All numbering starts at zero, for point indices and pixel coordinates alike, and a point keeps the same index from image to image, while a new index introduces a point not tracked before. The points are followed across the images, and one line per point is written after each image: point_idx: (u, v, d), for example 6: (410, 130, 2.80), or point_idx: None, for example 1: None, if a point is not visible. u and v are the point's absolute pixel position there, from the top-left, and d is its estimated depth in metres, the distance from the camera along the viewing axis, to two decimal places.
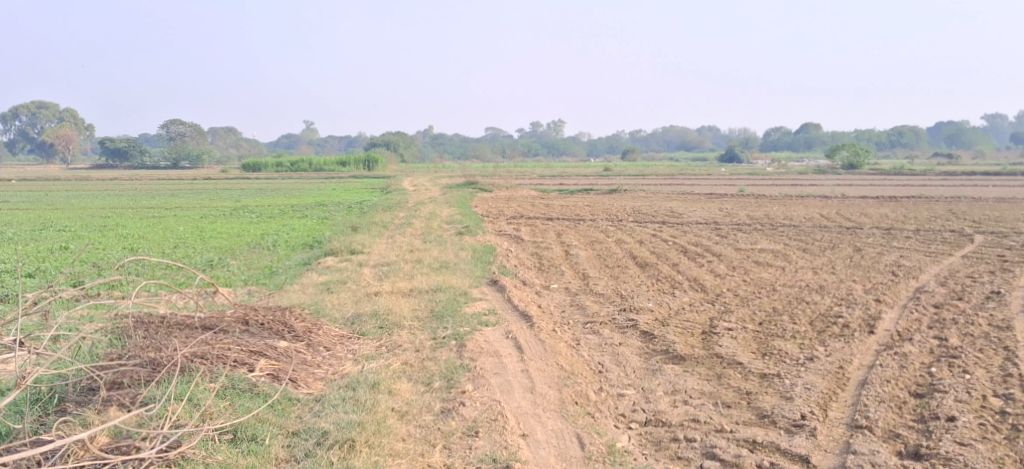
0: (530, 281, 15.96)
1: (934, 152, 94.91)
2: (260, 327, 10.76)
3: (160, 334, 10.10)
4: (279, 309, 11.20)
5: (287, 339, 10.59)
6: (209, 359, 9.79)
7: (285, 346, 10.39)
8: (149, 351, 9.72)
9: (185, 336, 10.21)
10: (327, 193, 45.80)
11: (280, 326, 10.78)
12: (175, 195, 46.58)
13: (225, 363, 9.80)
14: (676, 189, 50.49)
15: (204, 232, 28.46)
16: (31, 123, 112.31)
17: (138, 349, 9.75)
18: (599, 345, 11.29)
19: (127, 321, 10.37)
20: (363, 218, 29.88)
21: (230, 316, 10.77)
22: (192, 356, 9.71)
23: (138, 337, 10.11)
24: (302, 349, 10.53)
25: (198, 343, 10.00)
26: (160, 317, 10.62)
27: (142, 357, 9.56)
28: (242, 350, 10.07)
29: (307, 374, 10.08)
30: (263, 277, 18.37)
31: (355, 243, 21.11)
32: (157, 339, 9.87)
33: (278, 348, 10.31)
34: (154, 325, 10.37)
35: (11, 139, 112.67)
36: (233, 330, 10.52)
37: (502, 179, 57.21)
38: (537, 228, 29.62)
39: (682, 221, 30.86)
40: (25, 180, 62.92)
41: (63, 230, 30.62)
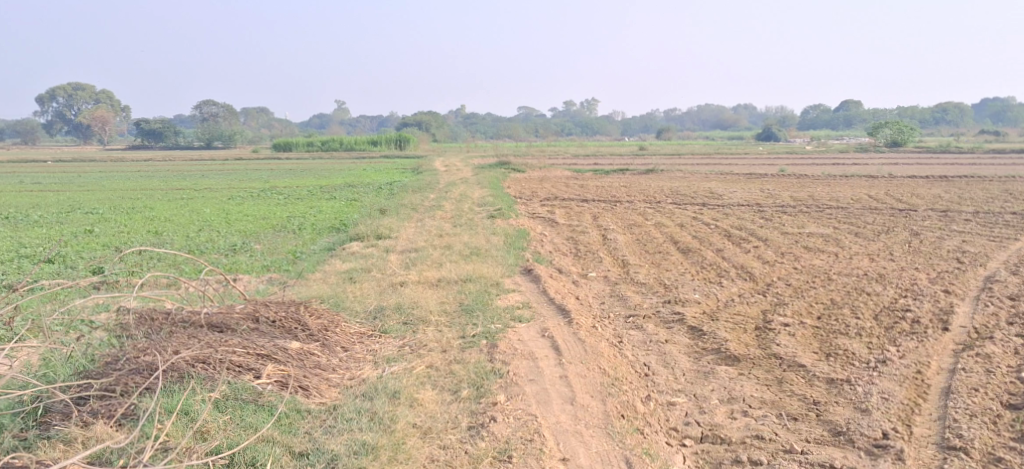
0: (566, 269, 15.00)
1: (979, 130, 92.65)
2: (272, 325, 9.98)
3: (163, 335, 9.45)
4: (294, 303, 10.43)
5: (300, 340, 9.78)
6: (211, 364, 9.11)
7: (296, 347, 9.61)
8: (147, 354, 9.14)
9: (190, 335, 9.55)
10: (358, 174, 45.03)
11: (293, 323, 10.00)
12: (206, 177, 46.12)
13: (228, 368, 9.12)
14: (716, 170, 49.22)
15: (231, 214, 27.76)
16: (67, 105, 112.80)
17: (137, 353, 9.20)
18: (644, 342, 10.33)
19: (130, 318, 9.78)
20: (392, 201, 28.98)
21: (240, 311, 10.04)
22: (192, 361, 9.07)
23: (139, 338, 9.52)
24: (316, 350, 9.73)
25: (201, 346, 9.33)
26: (167, 312, 9.98)
27: (138, 364, 9.00)
28: (248, 352, 9.32)
29: (320, 381, 9.32)
30: (286, 264, 17.59)
31: (383, 227, 20.26)
32: (158, 342, 9.27)
33: (289, 350, 9.52)
34: (159, 324, 9.75)
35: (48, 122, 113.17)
36: (243, 329, 9.79)
37: (535, 159, 56.20)
38: (572, 210, 28.65)
39: (723, 203, 29.72)
40: (58, 161, 62.91)
41: (90, 212, 30.04)
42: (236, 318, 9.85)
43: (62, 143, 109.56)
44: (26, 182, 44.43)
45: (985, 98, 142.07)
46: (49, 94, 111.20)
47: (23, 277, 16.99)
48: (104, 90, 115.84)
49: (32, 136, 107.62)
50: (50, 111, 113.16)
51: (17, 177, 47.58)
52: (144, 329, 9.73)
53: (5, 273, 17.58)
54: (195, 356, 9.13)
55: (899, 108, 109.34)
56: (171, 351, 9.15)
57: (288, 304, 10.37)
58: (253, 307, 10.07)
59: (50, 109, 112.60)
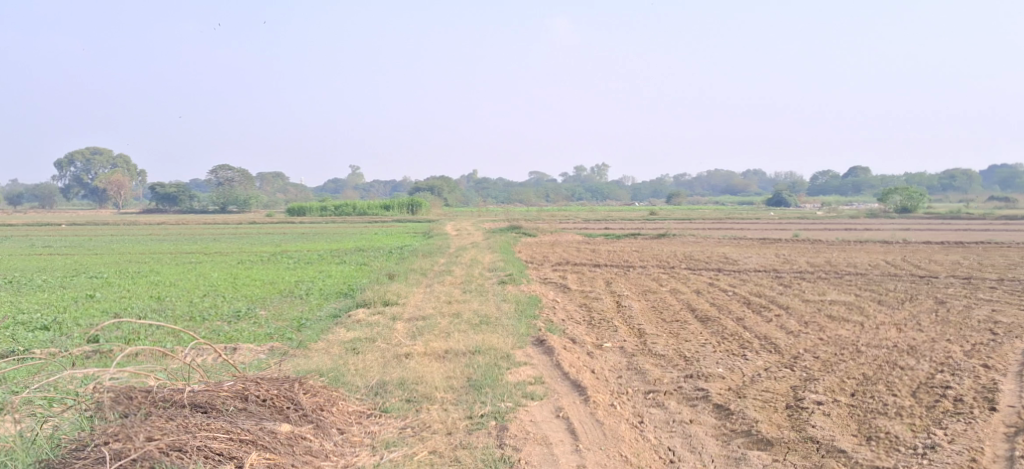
0: (580, 339, 14.27)
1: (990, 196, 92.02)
2: (262, 403, 9.37)
3: (138, 417, 8.87)
4: (288, 377, 9.83)
5: (291, 421, 9.16)
6: (188, 452, 8.51)
7: (286, 430, 8.99)
8: (119, 439, 8.57)
9: (169, 415, 8.97)
10: (368, 237, 44.47)
11: (285, 402, 9.41)
12: (216, 240, 45.66)
13: (205, 457, 8.51)
14: (729, 234, 48.52)
15: (237, 278, 27.16)
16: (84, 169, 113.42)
17: (109, 436, 8.63)
18: (666, 422, 9.65)
19: (108, 394, 9.21)
20: (401, 265, 28.36)
21: (228, 388, 9.46)
22: (166, 449, 8.50)
23: (115, 417, 8.96)
24: (309, 434, 9.11)
25: (179, 430, 8.75)
26: (149, 388, 9.39)
27: (107, 450, 8.44)
28: (229, 438, 8.71)
29: None
30: (289, 332, 16.91)
31: (390, 293, 19.58)
32: (132, 424, 8.70)
33: (277, 434, 8.90)
34: (138, 401, 9.16)
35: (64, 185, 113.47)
36: (228, 408, 9.18)
37: (546, 223, 55.66)
38: (585, 275, 27.98)
39: (739, 268, 29.02)
40: (71, 224, 62.68)
41: (95, 276, 29.44)
42: (222, 396, 9.26)
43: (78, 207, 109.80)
44: (35, 245, 44.06)
45: (994, 164, 141.69)
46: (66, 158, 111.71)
47: (17, 346, 16.35)
48: (122, 155, 116.43)
49: (48, 199, 107.87)
50: (67, 175, 113.64)
51: (27, 241, 47.17)
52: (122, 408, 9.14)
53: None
54: (170, 443, 8.55)
55: (908, 174, 108.93)
56: (145, 436, 8.57)
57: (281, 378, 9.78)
58: (242, 384, 9.47)
59: (66, 174, 113.10)
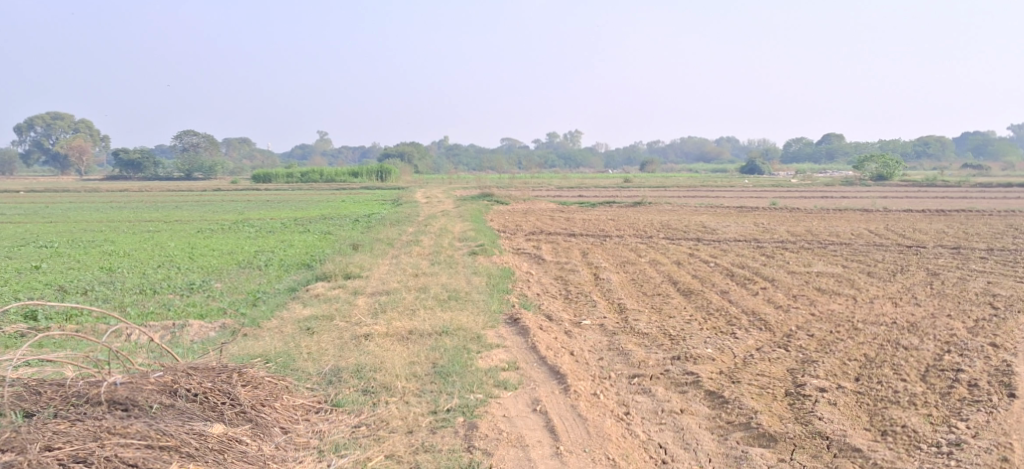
0: (555, 315, 13.30)
1: (964, 163, 91.61)
2: (191, 401, 8.43)
3: (41, 421, 7.95)
4: (224, 367, 8.92)
5: (223, 423, 8.22)
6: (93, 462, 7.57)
7: (217, 434, 8.04)
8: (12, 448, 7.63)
9: (78, 419, 8.03)
10: (335, 205, 43.17)
11: (217, 396, 8.49)
12: (180, 208, 44.15)
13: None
14: (704, 202, 47.60)
15: (196, 248, 25.89)
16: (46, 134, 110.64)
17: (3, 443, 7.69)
18: (655, 414, 8.79)
19: (11, 392, 8.29)
20: (368, 235, 27.16)
21: (153, 380, 8.54)
22: (67, 459, 7.56)
23: (17, 418, 8.05)
24: (244, 437, 8.16)
25: (87, 436, 7.80)
26: (61, 384, 8.46)
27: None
28: (144, 446, 7.75)
29: None
30: (244, 308, 15.81)
31: (353, 265, 18.48)
32: (32, 432, 7.76)
33: (206, 439, 7.95)
34: (45, 400, 8.25)
35: (27, 152, 110.76)
36: (148, 408, 8.24)
37: (519, 191, 54.59)
38: (560, 246, 26.95)
39: (718, 238, 28.13)
40: (32, 191, 60.79)
41: (46, 246, 28.00)
42: (145, 392, 8.33)
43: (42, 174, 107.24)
44: None
45: (965, 134, 141.75)
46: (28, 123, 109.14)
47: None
48: (85, 120, 113.94)
49: (11, 166, 105.00)
50: (30, 140, 110.99)
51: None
52: (29, 406, 8.24)
53: None
54: (73, 454, 7.61)
55: (882, 141, 108.47)
56: (44, 446, 7.63)
57: (217, 367, 8.89)
58: (169, 376, 8.55)
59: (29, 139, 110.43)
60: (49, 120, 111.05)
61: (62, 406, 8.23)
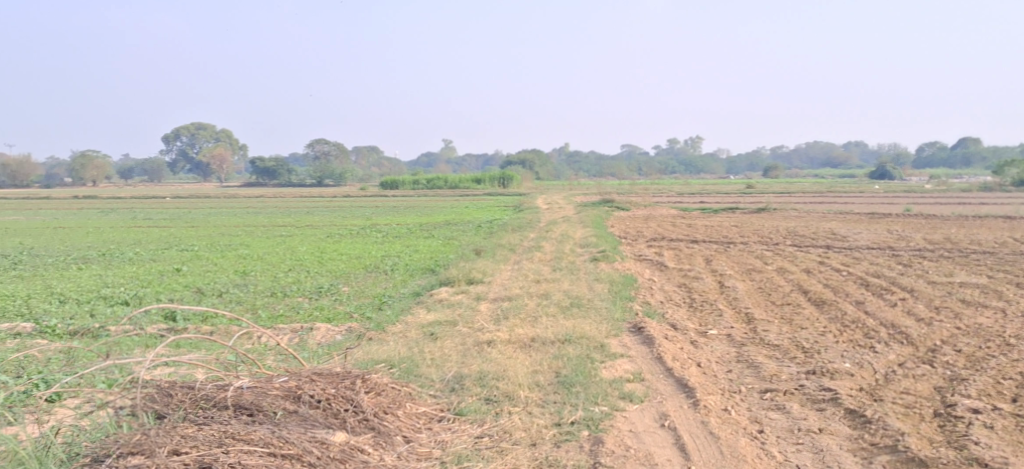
0: (680, 324, 12.92)
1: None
2: (315, 407, 8.43)
3: (170, 424, 8.08)
4: (349, 373, 8.90)
5: (345, 430, 8.17)
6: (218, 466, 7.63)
7: (340, 442, 7.99)
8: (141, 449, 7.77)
9: (205, 423, 8.12)
10: (459, 211, 43.54)
11: (341, 403, 8.44)
12: (311, 213, 45.26)
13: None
14: (834, 208, 46.06)
15: (325, 252, 26.40)
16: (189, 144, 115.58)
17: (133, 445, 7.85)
18: (791, 433, 8.40)
19: (145, 394, 8.48)
20: (490, 240, 27.18)
21: (279, 385, 8.58)
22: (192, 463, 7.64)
23: (149, 421, 8.23)
24: (367, 445, 8.08)
25: (212, 439, 7.87)
26: (191, 388, 8.60)
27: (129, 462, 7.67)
28: (267, 453, 7.75)
29: None
30: (369, 312, 15.91)
31: (476, 271, 18.45)
32: (161, 434, 7.90)
33: (328, 446, 7.91)
34: (176, 403, 8.41)
35: (172, 160, 115.94)
36: (273, 413, 8.28)
37: (640, 197, 53.99)
38: (683, 252, 26.41)
39: (850, 246, 27.08)
40: (175, 198, 63.37)
41: (186, 250, 29.04)
42: (271, 398, 8.37)
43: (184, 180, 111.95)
44: (134, 217, 44.39)
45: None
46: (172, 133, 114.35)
47: (92, 325, 15.63)
48: (225, 130, 118.45)
49: (156, 173, 109.94)
50: (173, 149, 116.07)
51: (128, 213, 47.60)
52: (161, 408, 8.41)
53: (82, 318, 16.28)
54: (199, 459, 7.66)
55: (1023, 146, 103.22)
56: (171, 449, 7.74)
57: (343, 374, 8.86)
58: (295, 381, 8.58)
59: (173, 147, 115.58)
60: (192, 129, 115.88)
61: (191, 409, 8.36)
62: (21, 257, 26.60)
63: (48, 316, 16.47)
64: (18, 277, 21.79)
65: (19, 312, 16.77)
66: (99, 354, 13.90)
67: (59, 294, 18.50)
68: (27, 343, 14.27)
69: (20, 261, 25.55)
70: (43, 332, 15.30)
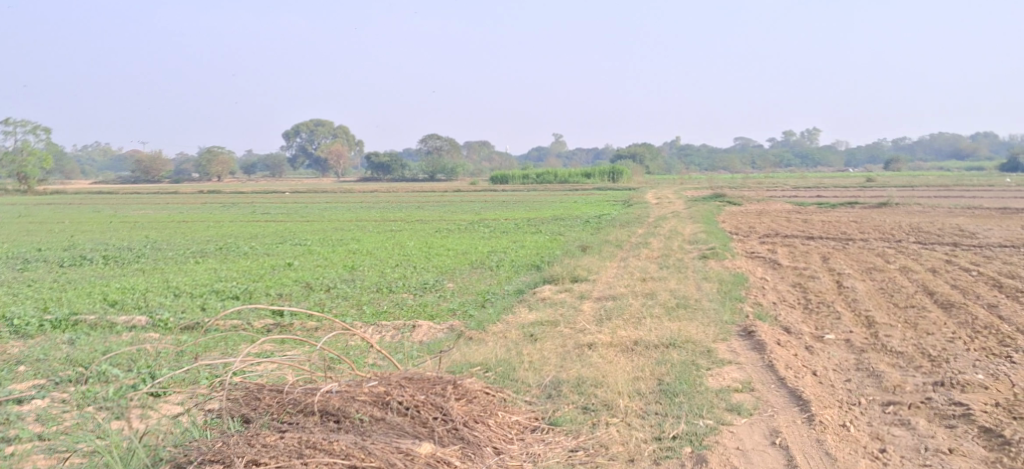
0: (794, 328, 12.32)
1: None
2: (402, 414, 8.22)
3: (253, 430, 8.05)
4: (440, 378, 8.65)
5: (431, 440, 7.91)
6: None
7: (426, 453, 7.73)
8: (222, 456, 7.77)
9: (286, 430, 8.05)
10: (567, 205, 43.16)
11: (430, 411, 8.20)
12: (422, 208, 45.44)
13: None
14: (961, 203, 44.01)
15: (432, 248, 26.33)
16: (309, 140, 118.33)
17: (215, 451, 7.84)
18: (918, 454, 7.85)
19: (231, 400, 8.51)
20: (598, 236, 26.68)
21: (367, 390, 8.41)
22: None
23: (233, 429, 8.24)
24: (454, 457, 7.79)
25: (291, 446, 7.76)
26: (279, 393, 8.55)
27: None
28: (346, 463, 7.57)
29: None
30: (472, 309, 15.65)
31: (581, 268, 18.01)
32: (242, 440, 7.87)
33: (412, 457, 7.66)
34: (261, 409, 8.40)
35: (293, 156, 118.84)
36: (357, 420, 8.12)
37: (754, 191, 52.58)
38: (798, 249, 25.46)
39: (979, 244, 25.67)
40: (294, 192, 64.78)
41: (299, 244, 29.37)
42: (357, 404, 8.21)
43: (303, 176, 114.87)
44: (252, 212, 45.35)
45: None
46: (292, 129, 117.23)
47: (205, 317, 15.25)
48: (342, 126, 120.80)
49: (278, 169, 112.81)
50: (293, 145, 119.19)
51: (248, 207, 48.74)
52: (249, 415, 8.42)
53: (195, 310, 16.13)
54: None
55: None
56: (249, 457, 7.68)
57: (435, 378, 8.64)
58: (383, 386, 8.41)
59: (294, 144, 118.48)
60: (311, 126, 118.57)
61: (277, 416, 8.32)
62: (143, 250, 27.32)
63: (162, 309, 16.27)
64: (137, 270, 22.31)
65: (135, 304, 16.78)
66: (212, 349, 13.44)
67: (175, 288, 18.77)
68: (140, 337, 13.85)
69: (142, 254, 26.24)
70: (156, 325, 14.93)
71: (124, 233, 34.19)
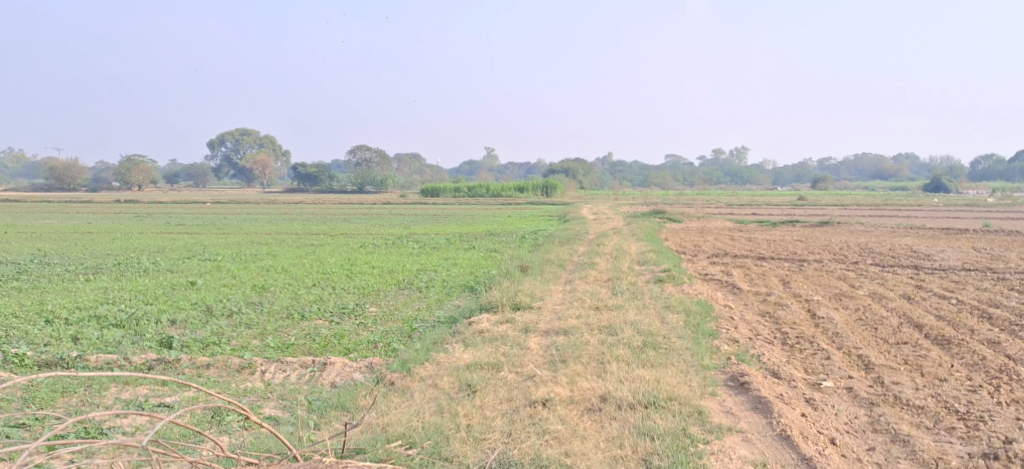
0: (784, 373, 10.19)
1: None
2: None
3: None
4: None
5: None
6: None
7: None
8: None
9: None
10: (502, 220, 40.86)
11: None
12: (349, 221, 42.63)
13: None
14: (903, 222, 42.88)
15: (355, 265, 23.87)
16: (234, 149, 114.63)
17: None
18: None
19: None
20: (536, 254, 24.47)
21: None
22: None
23: None
24: None
25: None
26: None
27: None
28: None
29: None
30: (398, 342, 13.28)
31: (523, 292, 15.76)
32: None
33: None
34: None
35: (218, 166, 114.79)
36: None
37: (694, 208, 51.04)
38: (753, 271, 23.71)
39: (940, 266, 24.24)
40: (215, 202, 61.29)
41: (207, 259, 26.54)
42: None
43: (227, 186, 110.71)
44: (168, 223, 42.02)
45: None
46: (218, 139, 113.66)
47: (73, 352, 12.62)
48: (270, 136, 117.64)
49: (203, 179, 108.32)
50: (218, 155, 115.16)
51: (162, 218, 45.35)
52: None
53: (62, 342, 13.48)
54: None
55: None
56: None
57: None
58: None
59: (219, 154, 114.60)
60: (236, 135, 115.36)
61: None
62: (27, 265, 24.25)
63: (24, 341, 13.52)
64: (13, 289, 19.34)
65: None
66: (71, 395, 10.72)
67: (48, 312, 15.96)
68: None
69: (25, 271, 23.13)
70: (9, 362, 12.30)
71: (14, 245, 30.82)
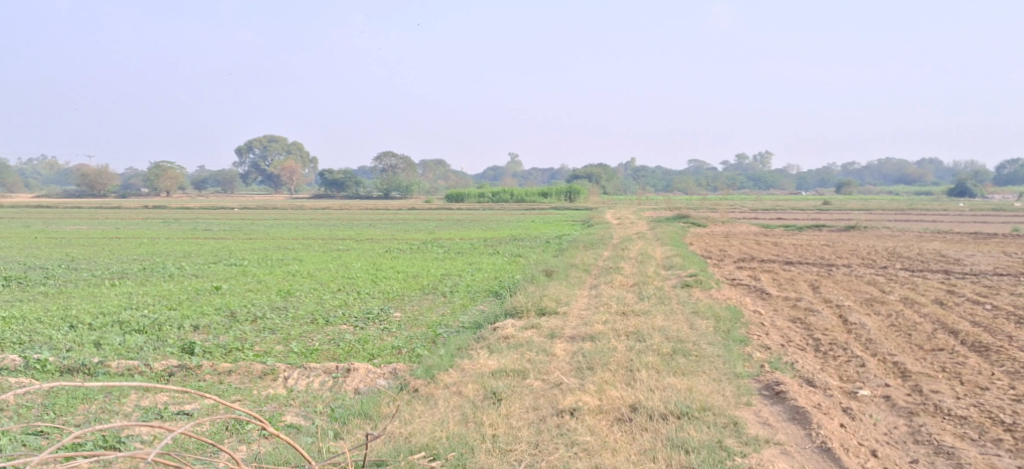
0: (819, 380, 9.85)
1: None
2: None
3: None
4: None
5: None
6: None
7: None
8: None
9: None
10: (526, 225, 40.60)
11: None
12: (374, 226, 42.51)
13: None
14: (930, 226, 42.31)
15: (381, 270, 23.68)
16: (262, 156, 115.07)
17: None
18: None
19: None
20: (562, 260, 24.16)
21: None
22: None
23: None
24: None
25: None
26: None
27: None
28: None
29: None
30: (422, 348, 13.03)
31: (549, 297, 15.48)
32: None
33: None
34: None
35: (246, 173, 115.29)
36: None
37: (719, 213, 50.61)
38: (780, 275, 23.33)
39: (972, 272, 23.76)
40: (240, 208, 61.40)
41: (233, 265, 26.43)
42: None
43: (254, 192, 111.09)
44: (194, 228, 42.03)
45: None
46: (246, 145, 114.12)
47: (95, 358, 12.45)
48: (297, 143, 118.03)
49: (231, 185, 108.77)
50: (246, 162, 115.64)
51: (188, 224, 45.38)
52: None
53: (84, 348, 13.31)
54: None
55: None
56: None
57: None
58: None
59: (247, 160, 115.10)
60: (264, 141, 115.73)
61: None
62: (54, 271, 24.21)
63: (46, 347, 13.37)
64: (38, 294, 19.25)
65: (17, 340, 13.86)
66: (91, 401, 10.55)
67: (71, 317, 15.83)
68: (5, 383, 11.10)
69: (51, 276, 23.07)
70: (30, 368, 12.14)
71: (41, 250, 30.86)
